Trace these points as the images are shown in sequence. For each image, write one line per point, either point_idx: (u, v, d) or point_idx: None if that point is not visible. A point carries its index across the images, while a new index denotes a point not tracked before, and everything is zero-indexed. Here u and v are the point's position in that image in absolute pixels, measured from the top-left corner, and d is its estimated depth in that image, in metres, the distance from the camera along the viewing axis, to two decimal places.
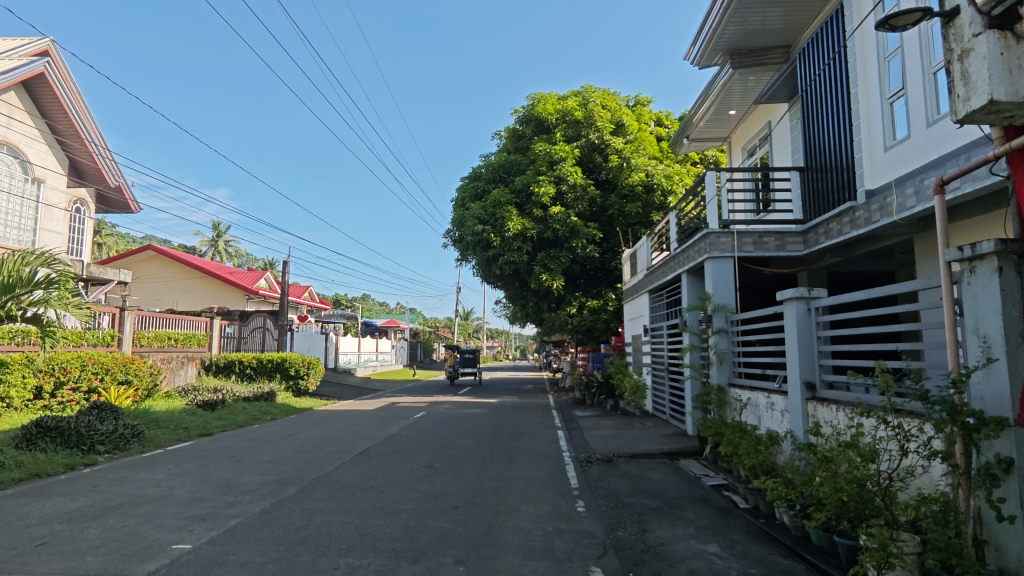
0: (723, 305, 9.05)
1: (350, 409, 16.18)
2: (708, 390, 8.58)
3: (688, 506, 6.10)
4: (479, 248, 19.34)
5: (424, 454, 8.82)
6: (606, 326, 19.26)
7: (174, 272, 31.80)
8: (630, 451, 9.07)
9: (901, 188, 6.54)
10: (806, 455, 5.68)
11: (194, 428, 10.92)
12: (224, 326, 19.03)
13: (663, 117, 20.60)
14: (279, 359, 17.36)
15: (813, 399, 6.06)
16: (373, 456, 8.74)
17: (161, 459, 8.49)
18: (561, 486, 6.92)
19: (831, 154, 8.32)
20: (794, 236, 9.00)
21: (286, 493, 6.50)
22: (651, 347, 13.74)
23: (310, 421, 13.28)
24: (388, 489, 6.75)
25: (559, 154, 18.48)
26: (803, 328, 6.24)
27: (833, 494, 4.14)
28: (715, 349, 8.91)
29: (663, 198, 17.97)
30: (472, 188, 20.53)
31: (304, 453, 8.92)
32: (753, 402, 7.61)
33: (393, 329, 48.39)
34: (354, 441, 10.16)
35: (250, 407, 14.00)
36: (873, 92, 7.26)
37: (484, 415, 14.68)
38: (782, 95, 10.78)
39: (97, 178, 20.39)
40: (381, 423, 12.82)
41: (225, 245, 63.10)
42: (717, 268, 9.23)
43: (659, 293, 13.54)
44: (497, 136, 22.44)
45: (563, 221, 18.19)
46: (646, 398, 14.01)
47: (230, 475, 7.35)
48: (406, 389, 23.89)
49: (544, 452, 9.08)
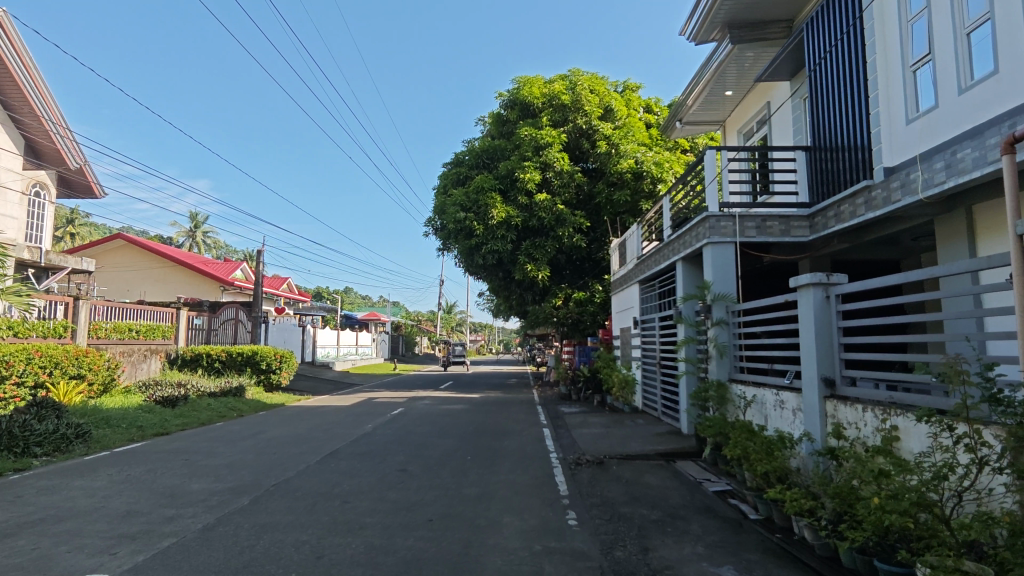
0: (723, 294, 8.36)
1: (324, 404, 15.35)
2: (707, 386, 7.95)
3: (692, 518, 5.45)
4: (462, 237, 18.54)
5: (400, 456, 8.07)
6: (592, 319, 18.61)
7: (143, 261, 30.55)
8: (622, 451, 8.40)
9: (928, 163, 6.02)
10: (830, 461, 5.04)
11: (149, 427, 10.01)
12: (193, 317, 18.03)
13: (653, 103, 19.91)
14: (250, 352, 16.40)
15: (833, 398, 5.42)
16: (342, 458, 7.95)
17: (104, 462, 7.61)
18: (549, 494, 6.22)
19: (843, 130, 7.69)
20: (799, 221, 8.41)
21: (238, 504, 5.70)
22: (642, 339, 13.11)
23: (280, 419, 12.44)
24: (354, 498, 5.98)
25: (545, 139, 17.71)
26: (820, 318, 5.59)
27: (880, 513, 3.50)
28: (715, 342, 8.23)
29: (652, 185, 17.10)
30: (455, 174, 19.71)
31: (266, 455, 8.11)
32: (759, 399, 6.96)
33: (374, 322, 47.43)
34: (323, 441, 9.37)
35: (216, 403, 13.09)
36: (893, 60, 6.67)
37: (465, 412, 13.95)
38: (784, 72, 10.13)
39: (57, 159, 19.22)
40: (355, 421, 12.01)
41: (203, 235, 61.51)
42: (716, 254, 8.54)
43: (649, 284, 12.89)
44: (481, 122, 21.60)
45: (548, 209, 17.51)
46: (636, 394, 13.40)
47: (178, 483, 6.52)
48: (386, 384, 23.10)
49: (529, 453, 8.38)
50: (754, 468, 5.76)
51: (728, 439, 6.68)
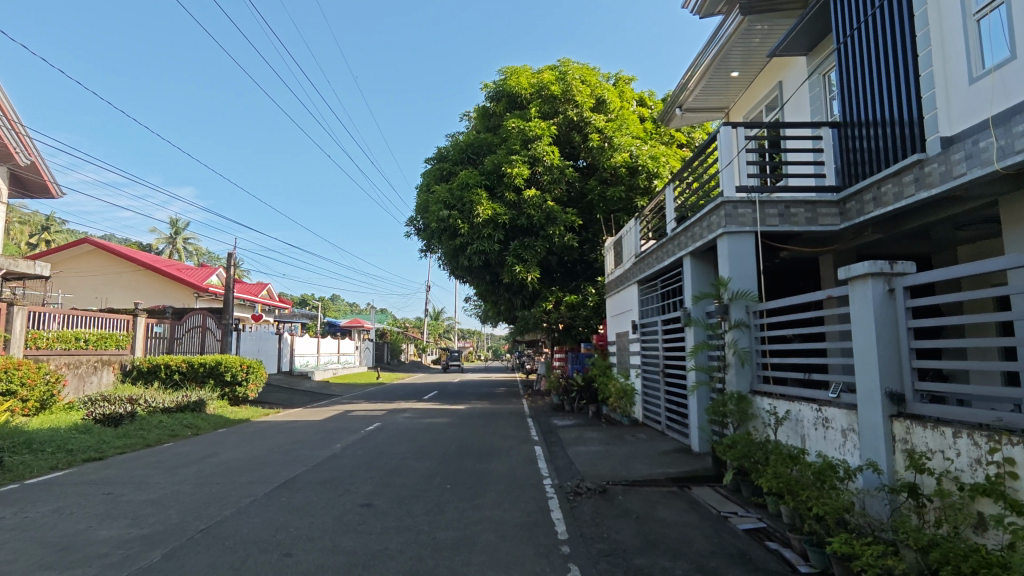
0: (743, 292, 7.19)
1: (294, 419, 14.02)
2: (725, 399, 6.81)
3: (728, 572, 4.27)
4: (445, 237, 17.29)
5: (366, 486, 6.80)
6: (585, 324, 17.28)
7: (112, 266, 28.98)
8: (627, 476, 7.21)
9: (1004, 127, 4.94)
10: (909, 499, 3.92)
11: (80, 451, 8.67)
12: (153, 324, 16.62)
13: (646, 97, 18.88)
14: (213, 362, 15.04)
15: (903, 418, 4.29)
16: (297, 489, 6.68)
17: (4, 499, 6.28)
18: (543, 539, 4.99)
19: (882, 102, 6.61)
20: (828, 207, 7.31)
21: (144, 562, 4.43)
22: (641, 345, 11.95)
23: (240, 437, 11.12)
24: (299, 549, 4.71)
25: (533, 131, 16.54)
26: (882, 315, 4.47)
27: None
28: (734, 347, 7.07)
29: (648, 181, 16.33)
30: (437, 169, 18.53)
31: (207, 487, 6.81)
32: (793, 415, 5.82)
33: (358, 329, 45.99)
34: (281, 465, 8.09)
35: (169, 420, 11.72)
36: (950, 9, 5.64)
37: (448, 426, 12.69)
38: (801, 46, 9.05)
39: (5, 155, 17.82)
40: (323, 439, 10.69)
41: (183, 241, 59.71)
42: (733, 245, 7.36)
43: (649, 284, 11.77)
44: (466, 117, 20.43)
45: (538, 205, 16.37)
46: (635, 405, 12.26)
47: (81, 530, 5.21)
48: (366, 394, 21.67)
49: (519, 480, 7.16)
50: (802, 505, 4.62)
51: (762, 465, 5.53)
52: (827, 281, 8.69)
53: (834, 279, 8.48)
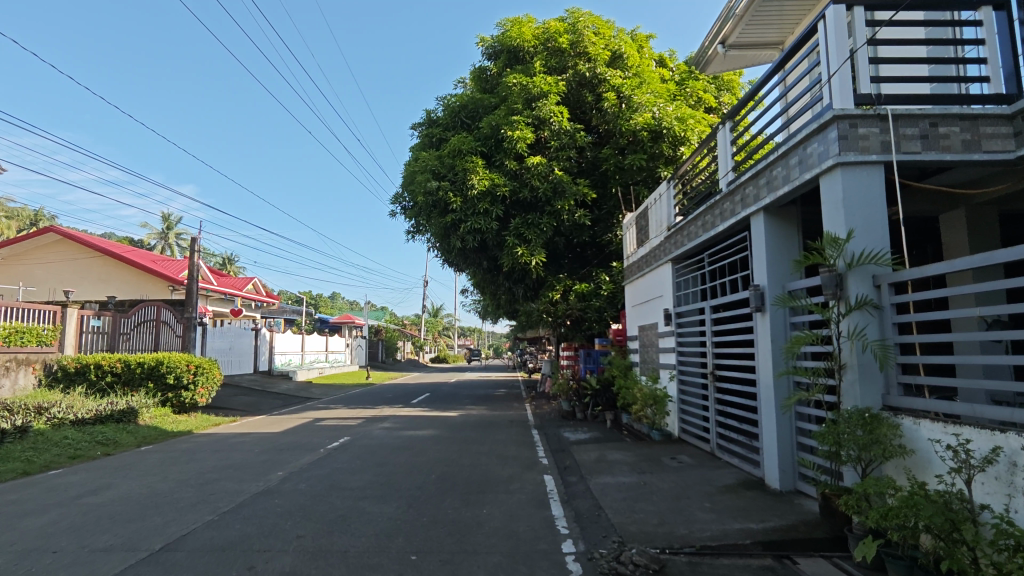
0: (872, 254, 4.62)
1: (247, 430, 11.52)
2: (848, 421, 4.31)
3: None
4: (435, 214, 14.75)
5: (279, 561, 4.28)
6: (598, 318, 14.59)
7: (72, 256, 26.49)
8: (689, 539, 4.67)
9: None
10: None
11: None
12: (89, 317, 14.16)
13: (667, 57, 16.33)
14: (154, 362, 12.57)
15: None
16: (169, 565, 4.18)
17: None
18: None
19: None
20: (996, 125, 4.80)
21: None
22: (675, 339, 9.40)
23: (162, 457, 8.64)
24: None
25: (538, 88, 14.02)
26: None
27: None
28: (862, 339, 4.53)
29: (672, 148, 13.87)
30: (427, 136, 16.00)
31: (26, 561, 4.29)
32: (1005, 454, 3.35)
33: (350, 326, 43.36)
34: (179, 511, 5.60)
35: (77, 436, 9.24)
36: None
37: (432, 440, 10.22)
38: None
39: None
40: (266, 461, 8.20)
41: (175, 235, 57.36)
42: (853, 183, 4.77)
43: (687, 263, 9.25)
44: (460, 83, 17.84)
45: (543, 174, 13.86)
46: (667, 416, 9.80)
47: None
48: (349, 398, 19.16)
49: (521, 545, 4.63)
50: None
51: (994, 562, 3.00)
52: (953, 249, 6.17)
53: (967, 245, 5.97)
